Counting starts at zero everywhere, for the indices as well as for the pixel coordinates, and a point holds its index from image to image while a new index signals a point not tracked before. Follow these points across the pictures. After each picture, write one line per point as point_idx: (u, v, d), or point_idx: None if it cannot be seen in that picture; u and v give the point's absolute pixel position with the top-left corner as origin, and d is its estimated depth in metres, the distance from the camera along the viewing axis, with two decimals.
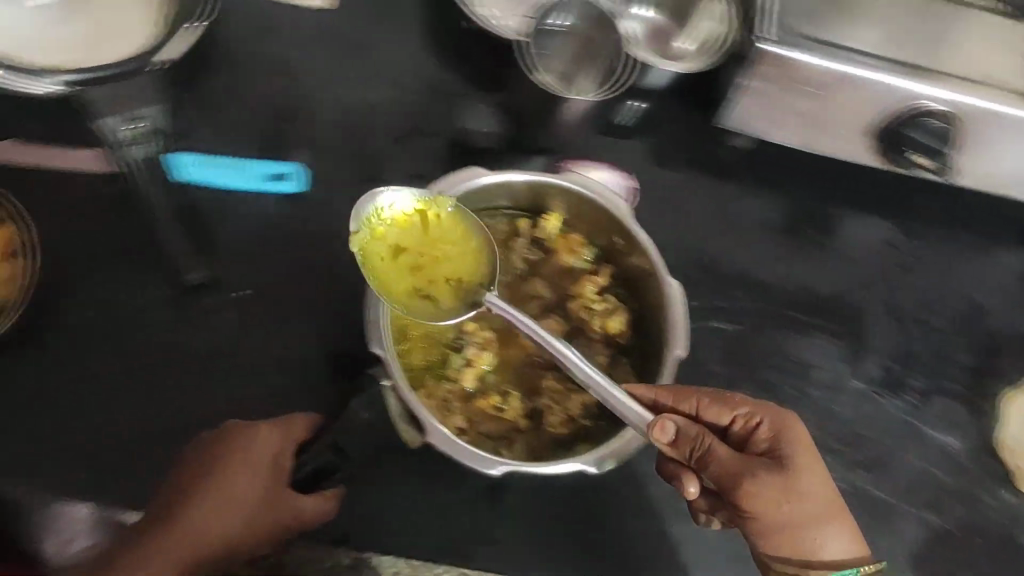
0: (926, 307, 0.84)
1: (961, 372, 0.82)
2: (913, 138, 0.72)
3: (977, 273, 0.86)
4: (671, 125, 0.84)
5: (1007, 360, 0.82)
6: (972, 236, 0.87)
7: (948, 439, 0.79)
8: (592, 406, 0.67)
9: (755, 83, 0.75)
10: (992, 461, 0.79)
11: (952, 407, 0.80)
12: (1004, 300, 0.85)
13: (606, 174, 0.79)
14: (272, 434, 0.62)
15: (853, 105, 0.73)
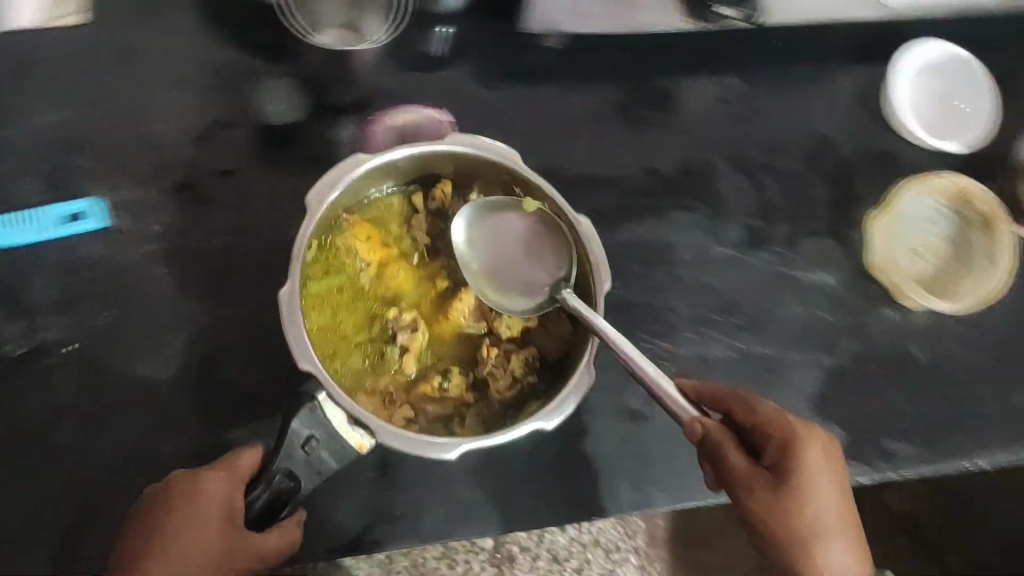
0: (773, 152, 0.71)
1: (818, 209, 0.70)
2: None
3: (823, 102, 0.72)
4: (483, 29, 0.69)
5: (860, 185, 0.70)
6: (810, 70, 0.72)
7: (821, 280, 0.68)
8: (533, 359, 0.55)
9: None
10: (869, 292, 0.68)
11: (820, 245, 0.69)
12: (855, 123, 0.71)
13: (412, 116, 0.66)
14: (221, 489, 0.47)
15: None
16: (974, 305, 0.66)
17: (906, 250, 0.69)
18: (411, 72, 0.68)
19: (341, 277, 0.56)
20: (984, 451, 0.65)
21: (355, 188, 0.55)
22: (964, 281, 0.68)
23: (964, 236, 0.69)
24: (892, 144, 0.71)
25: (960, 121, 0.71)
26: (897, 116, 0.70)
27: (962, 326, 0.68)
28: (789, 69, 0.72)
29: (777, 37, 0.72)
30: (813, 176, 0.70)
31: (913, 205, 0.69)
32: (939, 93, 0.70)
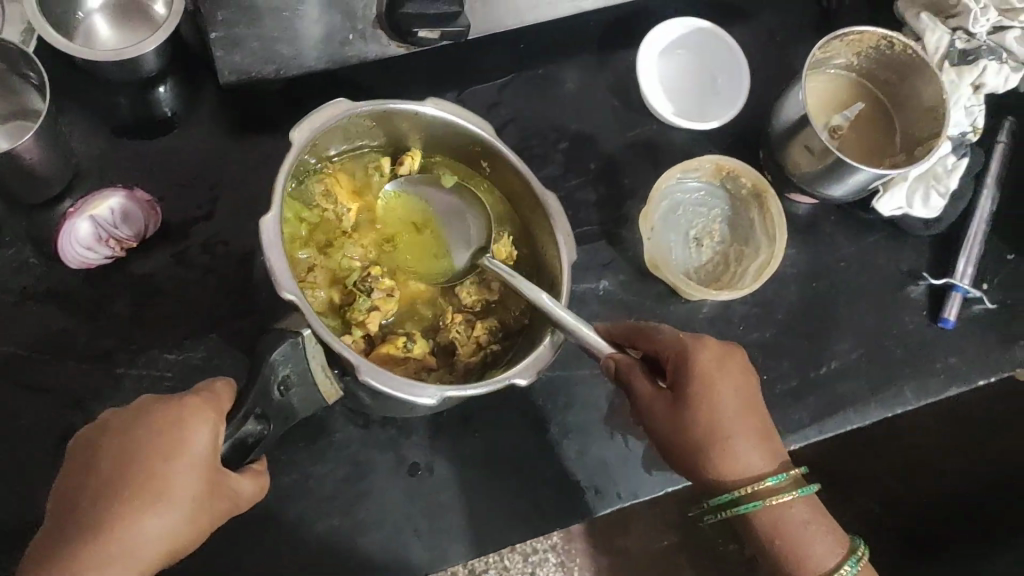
0: (530, 162, 0.65)
1: (586, 210, 0.65)
2: (411, 14, 0.57)
3: (576, 102, 0.67)
4: (200, 86, 0.64)
5: (628, 179, 0.66)
6: (554, 69, 0.68)
7: (601, 285, 0.64)
8: (496, 327, 0.58)
9: (228, 44, 0.56)
10: (652, 289, 0.64)
11: (592, 249, 0.64)
12: (607, 120, 0.67)
13: (113, 205, 0.58)
14: (205, 416, 0.45)
15: (328, 29, 0.58)
16: (757, 287, 0.63)
17: (679, 238, 0.65)
18: (128, 144, 0.62)
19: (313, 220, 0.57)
20: (792, 433, 0.63)
21: (315, 146, 0.55)
22: (745, 266, 0.65)
23: (736, 217, 0.66)
24: (652, 134, 0.67)
25: (717, 90, 0.68)
26: (649, 104, 0.66)
27: (748, 315, 0.65)
28: (538, 71, 0.68)
29: (525, 47, 0.68)
30: (575, 177, 0.66)
31: (684, 186, 0.66)
32: (689, 72, 0.68)
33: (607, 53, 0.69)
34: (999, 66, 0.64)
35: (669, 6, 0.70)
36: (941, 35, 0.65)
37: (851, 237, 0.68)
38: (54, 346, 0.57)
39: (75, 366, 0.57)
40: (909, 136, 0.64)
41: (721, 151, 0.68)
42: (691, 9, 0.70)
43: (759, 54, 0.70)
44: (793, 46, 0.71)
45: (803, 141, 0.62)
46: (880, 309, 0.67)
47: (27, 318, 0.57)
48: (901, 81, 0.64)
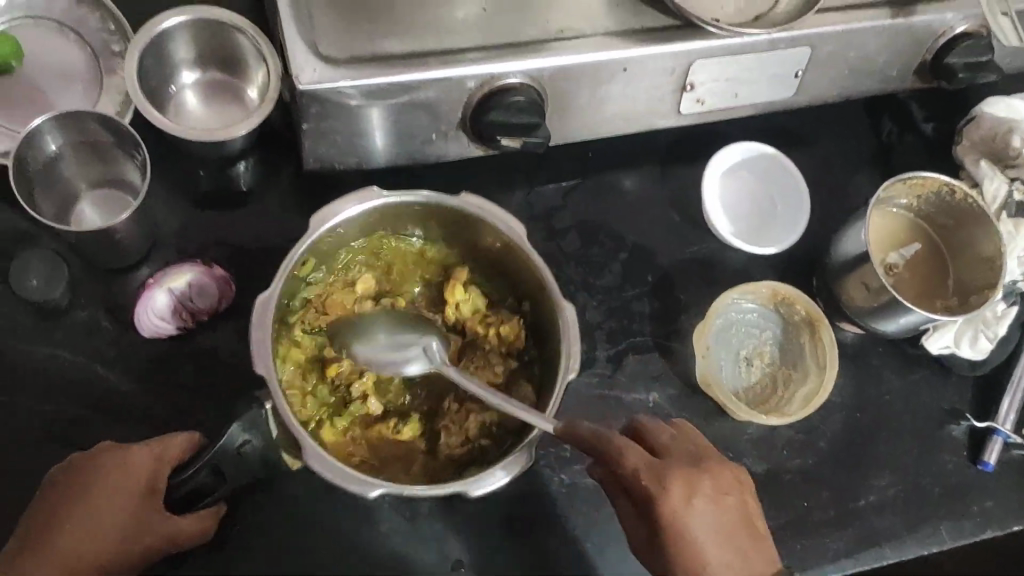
0: (590, 267, 0.67)
1: (642, 320, 0.66)
2: (495, 124, 0.60)
3: (638, 212, 0.69)
4: (279, 165, 0.65)
5: (684, 292, 0.68)
6: (621, 178, 0.70)
7: (649, 397, 0.64)
8: (493, 423, 0.58)
9: (318, 135, 0.59)
10: (699, 404, 0.65)
11: (643, 359, 0.65)
12: (667, 233, 0.69)
13: (188, 278, 0.59)
14: (150, 453, 0.51)
15: (412, 128, 0.61)
16: (803, 415, 0.63)
17: (729, 356, 0.66)
18: (205, 217, 0.63)
19: (329, 299, 0.60)
20: (829, 563, 0.63)
21: (340, 235, 0.58)
22: (792, 390, 0.66)
23: (786, 341, 0.67)
24: (710, 252, 0.69)
25: (777, 214, 0.70)
26: (709, 223, 0.68)
27: (792, 440, 0.65)
28: (603, 179, 0.70)
29: (592, 154, 0.70)
30: (633, 288, 0.67)
31: (738, 305, 0.67)
32: (749, 194, 0.70)
33: (671, 167, 0.71)
34: None
35: (734, 129, 0.72)
36: (999, 184, 0.67)
37: (897, 370, 0.69)
38: (114, 411, 0.57)
39: (131, 433, 0.57)
40: (962, 281, 0.66)
41: (775, 273, 0.69)
42: (754, 134, 0.73)
43: (816, 182, 0.72)
44: (850, 178, 0.73)
45: (860, 277, 0.64)
46: (921, 445, 0.67)
47: (91, 380, 0.57)
48: (956, 227, 0.66)
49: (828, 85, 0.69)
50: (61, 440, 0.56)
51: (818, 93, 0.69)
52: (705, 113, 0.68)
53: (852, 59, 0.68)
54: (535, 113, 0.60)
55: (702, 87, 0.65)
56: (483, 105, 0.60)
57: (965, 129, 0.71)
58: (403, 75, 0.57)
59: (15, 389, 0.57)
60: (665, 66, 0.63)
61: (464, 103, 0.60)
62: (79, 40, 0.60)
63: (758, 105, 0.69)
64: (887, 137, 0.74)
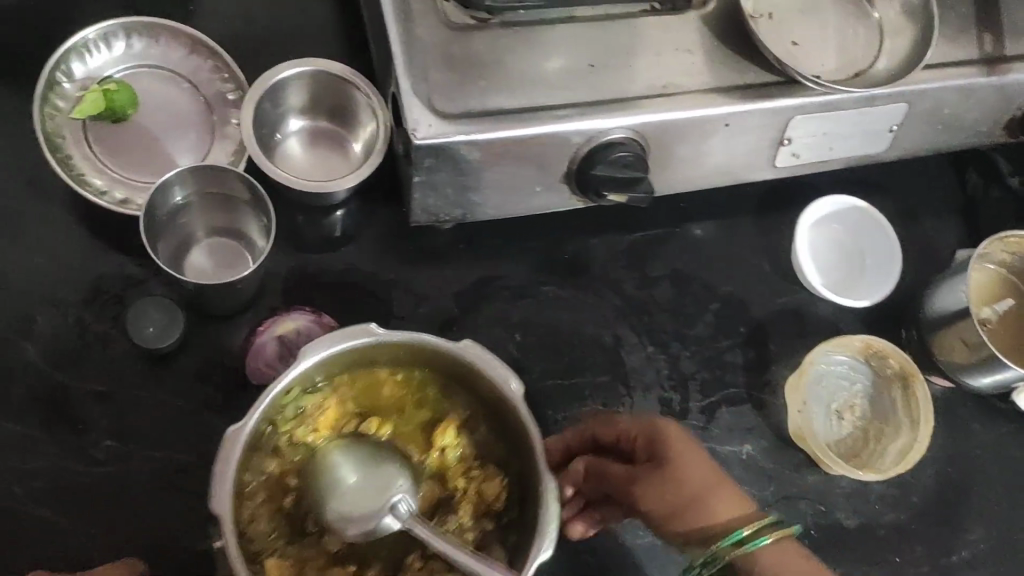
0: (684, 317, 0.67)
1: (735, 371, 0.66)
2: (602, 178, 0.61)
3: (732, 262, 0.69)
4: (377, 208, 0.65)
5: (776, 343, 0.68)
6: (711, 228, 0.70)
7: (743, 449, 0.64)
8: None
9: (428, 187, 0.60)
10: (792, 456, 0.65)
11: (736, 411, 0.65)
12: (759, 282, 0.69)
13: (296, 324, 0.59)
14: None
15: (518, 180, 0.61)
16: (898, 471, 0.63)
17: (822, 408, 0.66)
18: (306, 262, 0.64)
19: (309, 428, 0.50)
20: None
21: (323, 366, 0.48)
22: (883, 444, 0.66)
23: (877, 395, 0.68)
24: (801, 302, 0.69)
25: (868, 266, 0.70)
26: (799, 275, 0.69)
27: (884, 494, 0.65)
28: (694, 228, 0.70)
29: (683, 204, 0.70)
30: (725, 338, 0.67)
31: (830, 358, 0.67)
32: (838, 247, 0.70)
33: (761, 217, 0.71)
34: None
35: (822, 179, 0.73)
36: None
37: (986, 424, 0.69)
38: None
39: None
40: None
41: (865, 325, 0.69)
42: (842, 185, 0.73)
43: (902, 233, 0.73)
44: (936, 230, 0.73)
45: (958, 333, 0.64)
46: (1012, 500, 0.67)
47: (201, 427, 0.58)
48: None
49: (920, 141, 0.70)
50: (172, 488, 0.57)
51: (910, 148, 0.70)
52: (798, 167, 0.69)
53: (945, 115, 0.68)
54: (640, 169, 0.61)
55: (798, 142, 0.66)
56: (590, 160, 0.61)
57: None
58: (514, 130, 0.58)
59: (126, 437, 0.57)
60: (765, 121, 0.64)
61: (571, 156, 0.61)
62: (192, 90, 0.61)
63: (851, 159, 0.69)
64: (971, 189, 0.75)
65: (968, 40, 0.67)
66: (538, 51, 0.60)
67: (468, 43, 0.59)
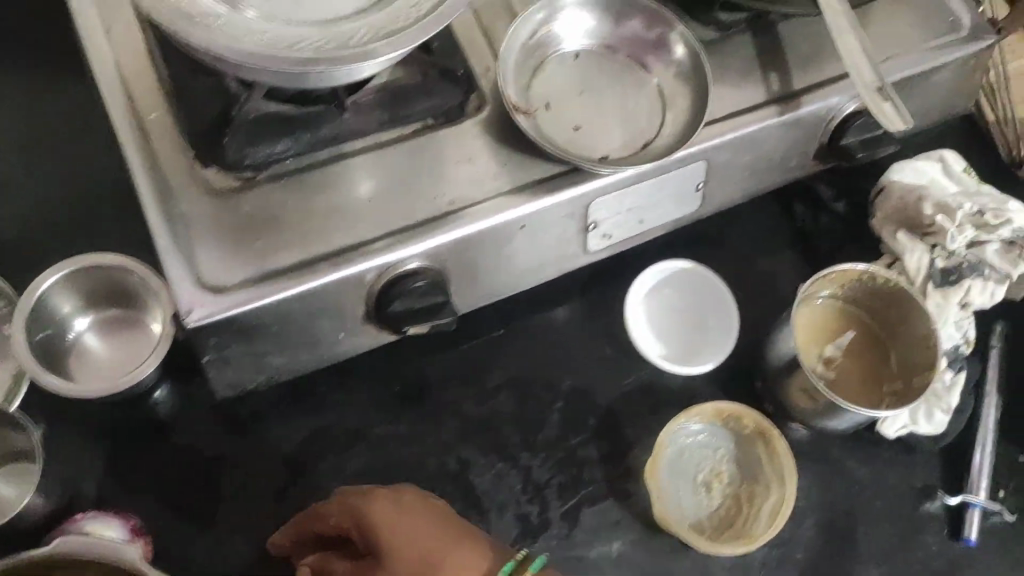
0: (528, 422, 0.65)
1: (591, 467, 0.64)
2: (400, 311, 0.59)
3: (569, 354, 0.68)
4: (194, 387, 0.63)
5: (629, 427, 0.66)
6: (541, 322, 0.69)
7: (612, 547, 0.62)
8: None
9: (220, 356, 0.57)
10: (665, 542, 0.63)
11: (598, 508, 0.63)
12: (600, 370, 0.68)
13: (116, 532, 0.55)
14: None
15: (321, 330, 0.59)
16: (773, 534, 0.61)
17: (686, 482, 0.64)
18: (125, 457, 0.61)
19: None
20: None
21: None
22: (757, 505, 0.64)
23: (742, 455, 0.66)
24: (647, 379, 0.68)
25: (710, 328, 0.68)
26: (639, 351, 0.67)
27: (766, 559, 0.64)
28: (525, 328, 0.69)
29: (507, 302, 0.69)
30: (576, 436, 0.65)
31: (686, 430, 0.65)
32: (678, 313, 0.69)
33: (593, 300, 0.70)
34: (983, 282, 0.65)
35: (648, 248, 0.72)
36: (920, 254, 0.66)
37: (860, 459, 0.68)
38: None
39: None
40: (905, 362, 0.64)
41: (717, 387, 0.68)
42: (669, 250, 0.72)
43: (741, 283, 0.71)
44: (774, 270, 0.72)
45: (801, 382, 0.63)
46: (900, 533, 0.66)
47: None
48: (886, 309, 0.65)
49: (733, 190, 0.69)
50: None
51: (725, 200, 0.69)
52: (617, 247, 0.67)
53: (748, 162, 0.67)
54: (439, 294, 0.59)
55: (606, 222, 0.64)
56: (387, 295, 0.59)
57: (879, 201, 0.70)
58: (296, 288, 0.55)
59: None
60: (562, 214, 0.62)
61: (367, 296, 0.59)
62: None
63: (669, 224, 0.68)
64: (801, 221, 0.74)
65: (751, 85, 0.66)
66: (313, 199, 0.58)
67: (235, 207, 0.57)
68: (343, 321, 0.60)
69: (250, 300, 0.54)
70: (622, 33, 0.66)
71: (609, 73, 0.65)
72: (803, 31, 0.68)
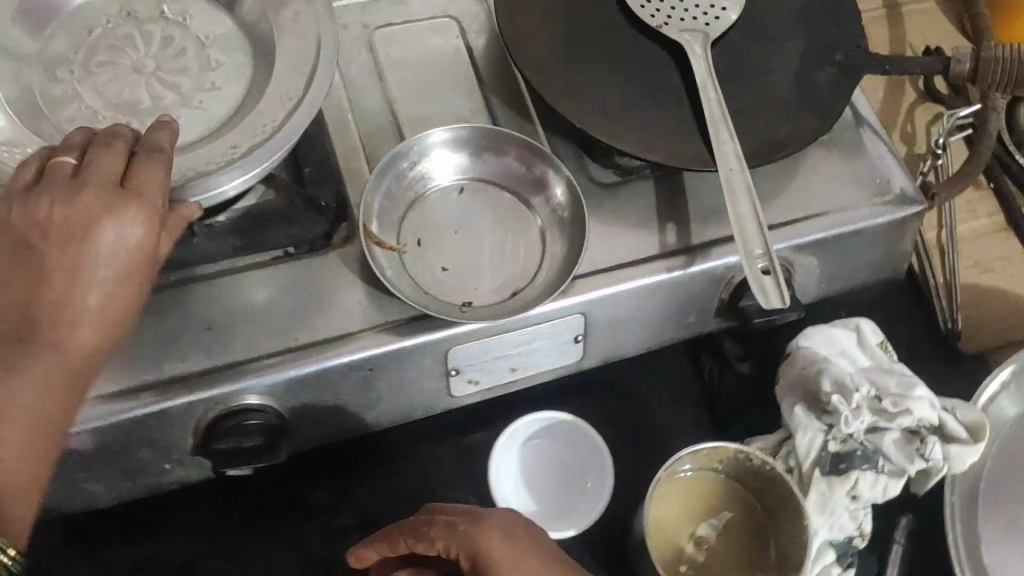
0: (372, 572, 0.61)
1: None
2: (226, 448, 0.56)
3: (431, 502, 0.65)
4: None
5: None
6: (409, 462, 0.66)
7: None
8: None
9: None
10: None
11: None
12: None
13: None
14: None
15: (148, 457, 0.57)
16: None
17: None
18: None
19: None
20: None
21: None
22: None
23: None
24: None
25: (583, 487, 0.64)
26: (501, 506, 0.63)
27: None
28: (392, 468, 0.66)
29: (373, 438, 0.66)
30: None
31: None
32: (552, 468, 0.65)
33: (468, 445, 0.67)
34: (875, 475, 0.60)
35: (536, 393, 0.68)
36: (812, 437, 0.60)
37: None
38: None
39: None
40: (781, 555, 0.58)
41: (585, 553, 0.63)
42: (561, 394, 0.68)
43: (631, 440, 0.67)
44: (669, 429, 0.68)
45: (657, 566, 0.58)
46: None
47: None
48: (767, 491, 0.59)
49: (622, 343, 0.65)
50: None
51: (614, 352, 0.65)
52: (489, 392, 0.64)
53: (637, 317, 0.63)
54: (269, 433, 0.57)
55: (470, 368, 0.61)
56: (213, 431, 0.56)
57: (783, 368, 0.65)
58: (110, 417, 0.53)
59: None
60: (416, 358, 0.59)
61: (193, 428, 0.56)
62: None
63: (547, 373, 0.64)
64: (707, 378, 0.69)
65: (644, 236, 0.63)
66: (148, 319, 0.57)
67: None
68: (173, 451, 0.57)
69: None
70: (502, 169, 0.63)
71: (487, 210, 0.62)
72: (710, 183, 0.65)
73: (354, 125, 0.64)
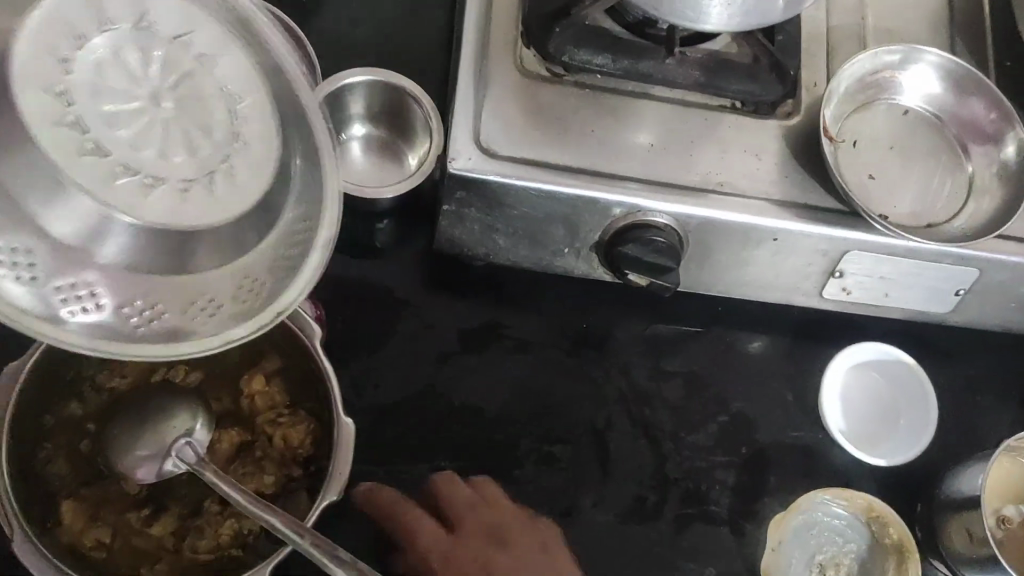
0: (686, 420, 0.65)
1: (723, 493, 0.63)
2: (628, 255, 0.59)
3: (751, 380, 0.67)
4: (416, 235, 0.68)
5: (773, 476, 0.64)
6: (740, 337, 0.68)
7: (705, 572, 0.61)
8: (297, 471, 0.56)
9: (459, 208, 0.60)
10: None
11: (709, 531, 0.62)
12: (773, 409, 0.66)
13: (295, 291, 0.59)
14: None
15: (553, 233, 0.61)
16: None
17: (802, 560, 0.61)
18: (335, 260, 0.66)
19: None
20: None
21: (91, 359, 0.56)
22: None
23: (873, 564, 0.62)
24: (816, 442, 0.66)
25: (899, 427, 0.65)
26: (821, 414, 0.66)
27: None
28: (723, 337, 0.68)
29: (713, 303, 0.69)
30: (722, 456, 0.64)
31: (829, 509, 0.63)
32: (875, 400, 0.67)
33: (798, 346, 0.69)
34: None
35: (875, 326, 0.69)
36: None
37: None
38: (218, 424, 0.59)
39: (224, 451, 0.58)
40: None
41: (879, 486, 0.65)
42: (898, 339, 0.69)
43: (952, 405, 0.68)
44: (992, 411, 0.68)
45: (969, 523, 0.59)
46: None
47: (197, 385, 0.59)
48: None
49: (984, 317, 0.66)
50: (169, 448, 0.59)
51: (971, 320, 0.66)
52: (847, 307, 0.66)
53: (1022, 294, 0.63)
54: (670, 257, 0.59)
55: (852, 277, 0.63)
56: (623, 235, 0.60)
57: None
58: (546, 187, 0.58)
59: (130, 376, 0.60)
60: (818, 246, 0.61)
61: (607, 227, 0.61)
62: None
63: (907, 312, 0.66)
64: None
65: None
66: (605, 117, 0.60)
67: (538, 92, 0.60)
68: (574, 240, 0.62)
69: (512, 175, 0.57)
70: (961, 111, 0.63)
71: (926, 140, 0.63)
72: None
73: (827, 11, 0.65)
